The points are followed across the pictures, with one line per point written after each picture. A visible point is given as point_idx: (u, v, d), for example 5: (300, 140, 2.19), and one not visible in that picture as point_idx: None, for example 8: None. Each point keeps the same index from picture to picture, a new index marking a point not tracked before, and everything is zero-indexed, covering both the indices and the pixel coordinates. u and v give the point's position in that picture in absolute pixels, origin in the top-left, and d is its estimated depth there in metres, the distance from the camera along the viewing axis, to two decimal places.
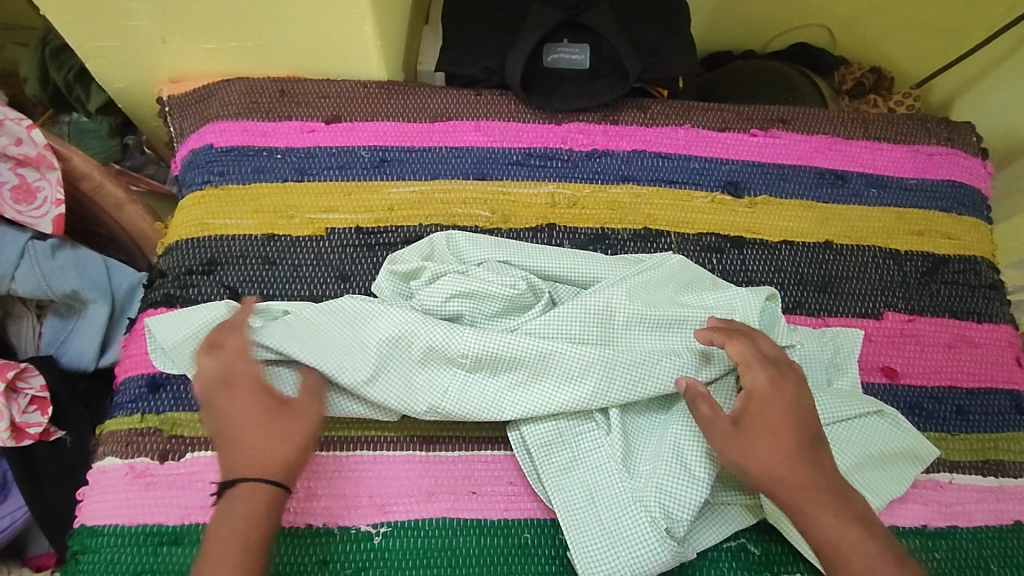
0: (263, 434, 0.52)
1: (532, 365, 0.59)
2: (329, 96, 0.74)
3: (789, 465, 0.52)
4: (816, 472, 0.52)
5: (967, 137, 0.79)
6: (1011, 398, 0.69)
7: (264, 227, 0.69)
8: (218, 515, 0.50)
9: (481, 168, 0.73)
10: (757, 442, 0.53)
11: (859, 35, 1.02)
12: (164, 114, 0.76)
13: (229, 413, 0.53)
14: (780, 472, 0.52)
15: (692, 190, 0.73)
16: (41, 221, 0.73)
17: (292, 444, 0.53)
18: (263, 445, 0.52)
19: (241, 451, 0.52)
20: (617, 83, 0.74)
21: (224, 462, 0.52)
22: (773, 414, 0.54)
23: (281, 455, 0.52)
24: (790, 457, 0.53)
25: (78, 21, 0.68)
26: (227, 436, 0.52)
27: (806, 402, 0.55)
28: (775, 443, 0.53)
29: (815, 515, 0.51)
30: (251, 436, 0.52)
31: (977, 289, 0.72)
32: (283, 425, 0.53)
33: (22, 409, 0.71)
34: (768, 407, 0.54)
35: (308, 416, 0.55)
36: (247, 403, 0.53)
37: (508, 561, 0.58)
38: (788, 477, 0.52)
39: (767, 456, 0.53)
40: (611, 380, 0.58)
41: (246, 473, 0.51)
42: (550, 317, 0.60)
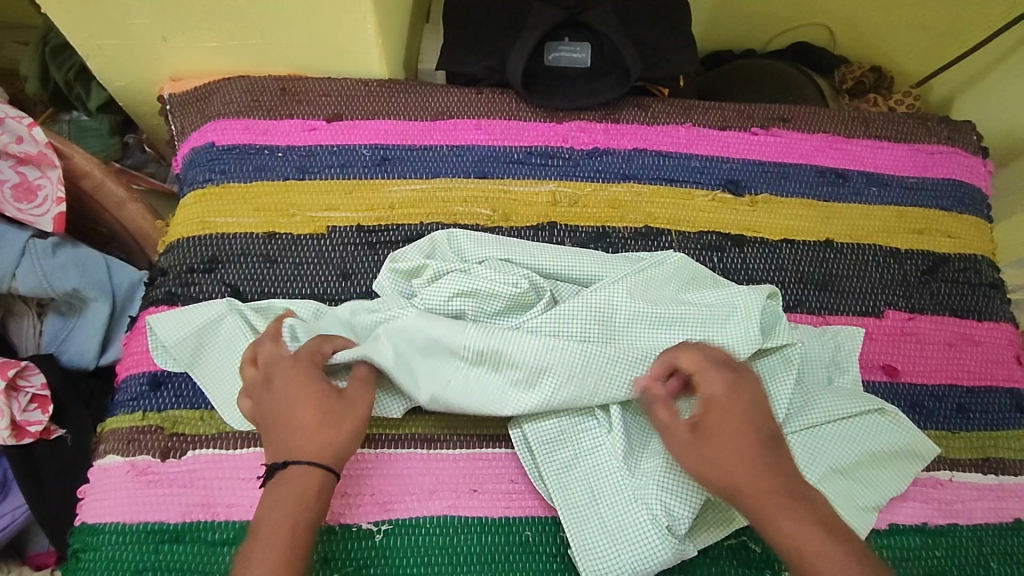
0: (314, 418, 0.53)
1: (534, 360, 0.58)
2: (330, 95, 0.74)
3: (749, 468, 0.51)
4: (773, 475, 0.51)
5: (967, 135, 0.79)
6: (1011, 396, 0.69)
7: (265, 225, 0.69)
8: (267, 498, 0.51)
9: (482, 166, 0.73)
10: (716, 447, 0.52)
11: (860, 34, 1.03)
12: (165, 112, 0.76)
13: (278, 401, 0.54)
14: (742, 477, 0.51)
15: (692, 188, 0.73)
16: (42, 220, 0.73)
17: (342, 429, 0.53)
18: (312, 430, 0.53)
19: (290, 437, 0.53)
20: (618, 82, 0.74)
21: (275, 446, 0.53)
22: (730, 421, 0.53)
23: (332, 440, 0.53)
24: (751, 461, 0.51)
25: (79, 20, 0.68)
26: (276, 423, 0.53)
27: (761, 405, 0.54)
28: (736, 448, 0.52)
29: (776, 522, 0.49)
30: (299, 422, 0.53)
31: (977, 287, 0.72)
32: (332, 411, 0.54)
33: (23, 408, 0.71)
34: (727, 412, 0.53)
35: (358, 403, 0.55)
36: (297, 390, 0.54)
37: (509, 559, 0.58)
38: (748, 482, 0.51)
39: (727, 460, 0.51)
40: (613, 377, 0.58)
41: (296, 456, 0.52)
42: (554, 315, 0.60)
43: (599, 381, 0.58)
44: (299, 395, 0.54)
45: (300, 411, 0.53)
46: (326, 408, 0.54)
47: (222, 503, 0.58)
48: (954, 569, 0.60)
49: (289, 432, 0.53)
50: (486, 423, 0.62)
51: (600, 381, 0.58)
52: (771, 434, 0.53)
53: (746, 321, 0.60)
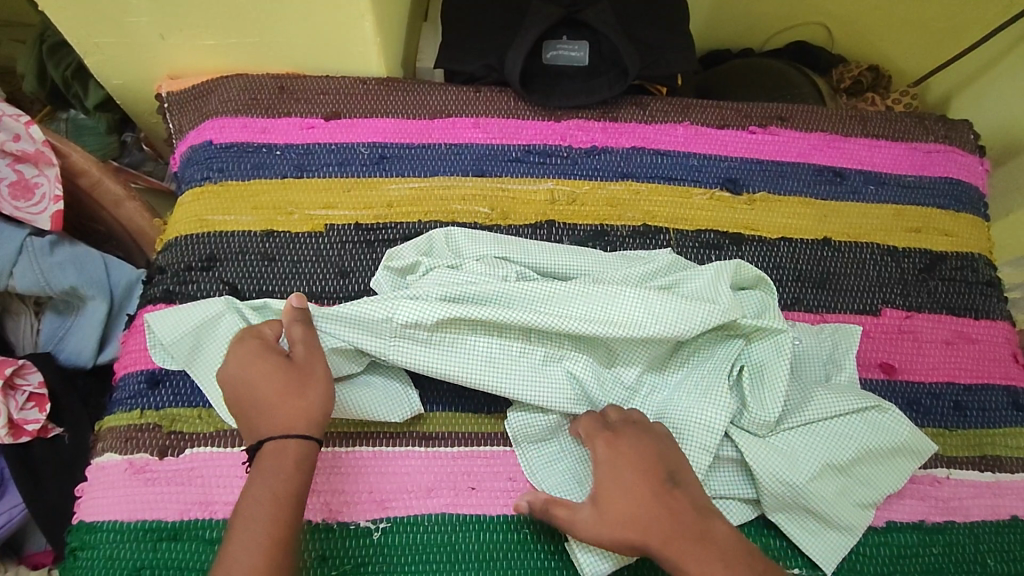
0: (280, 392, 0.52)
1: (495, 296, 0.60)
2: (329, 92, 0.74)
3: (647, 521, 0.51)
4: (672, 523, 0.51)
5: (964, 134, 0.79)
6: (1008, 394, 0.69)
7: (264, 223, 0.69)
8: (252, 480, 0.49)
9: (481, 165, 0.73)
10: (613, 515, 0.52)
11: (858, 34, 1.03)
12: (164, 110, 0.76)
13: (240, 380, 0.53)
14: (643, 535, 0.51)
15: (691, 187, 0.74)
16: (40, 218, 0.73)
17: (311, 397, 0.53)
18: (278, 403, 0.52)
19: (259, 413, 0.52)
20: (617, 81, 0.74)
21: (252, 428, 0.52)
22: (616, 479, 0.53)
23: (301, 410, 0.52)
24: (648, 514, 0.51)
25: (77, 18, 0.68)
26: (243, 401, 0.53)
27: (646, 450, 0.54)
28: (631, 507, 0.52)
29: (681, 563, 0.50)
30: (263, 397, 0.52)
31: (974, 285, 0.73)
32: (291, 380, 0.53)
33: (21, 406, 0.71)
34: (610, 476, 0.53)
35: (315, 370, 0.54)
36: (254, 367, 0.53)
37: (507, 557, 0.58)
38: (648, 538, 0.51)
39: (625, 522, 0.51)
40: (578, 306, 0.60)
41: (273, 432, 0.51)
42: (524, 289, 0.60)
43: (567, 317, 0.59)
44: (257, 371, 0.53)
45: (262, 385, 0.53)
46: (285, 378, 0.53)
47: (221, 501, 0.58)
48: (951, 566, 0.61)
49: (256, 410, 0.52)
50: (486, 421, 0.62)
51: (565, 315, 0.59)
52: (662, 478, 0.53)
53: (715, 281, 0.62)
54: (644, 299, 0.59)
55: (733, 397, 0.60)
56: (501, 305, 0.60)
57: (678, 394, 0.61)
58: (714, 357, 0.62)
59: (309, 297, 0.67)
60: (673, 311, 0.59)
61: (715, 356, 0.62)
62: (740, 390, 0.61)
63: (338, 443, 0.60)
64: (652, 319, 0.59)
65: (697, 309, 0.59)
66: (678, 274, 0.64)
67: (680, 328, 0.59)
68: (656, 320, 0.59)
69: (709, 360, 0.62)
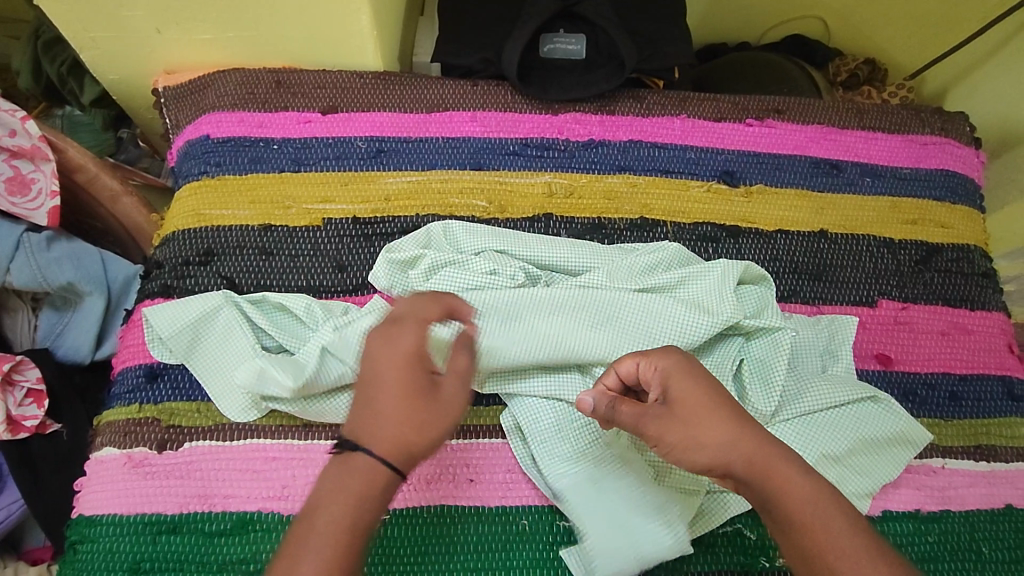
0: (400, 412, 0.46)
1: (507, 302, 0.61)
2: (325, 87, 0.74)
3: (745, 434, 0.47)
4: (764, 442, 0.47)
5: (961, 127, 0.79)
6: (1003, 384, 0.69)
7: (261, 217, 0.69)
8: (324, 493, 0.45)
9: (478, 158, 0.73)
10: (698, 423, 0.47)
11: (854, 28, 1.03)
12: (159, 105, 0.76)
13: (368, 378, 0.47)
14: (735, 449, 0.47)
15: (688, 179, 0.74)
16: (36, 213, 0.73)
17: (428, 437, 0.46)
18: (399, 424, 0.46)
19: (370, 420, 0.46)
20: (614, 73, 0.74)
21: (354, 424, 0.47)
22: (695, 392, 0.48)
23: (409, 451, 0.46)
24: (740, 432, 0.47)
25: (72, 12, 0.68)
26: (360, 398, 0.47)
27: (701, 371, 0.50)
28: (721, 421, 0.47)
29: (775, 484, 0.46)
30: (382, 410, 0.46)
31: (970, 276, 0.73)
32: (419, 412, 0.46)
33: (19, 402, 0.71)
34: (686, 383, 0.49)
35: (452, 414, 0.47)
36: (391, 369, 0.47)
37: (506, 548, 0.58)
38: (739, 451, 0.47)
39: (716, 436, 0.47)
40: (586, 323, 0.60)
41: (371, 447, 0.45)
42: (538, 301, 0.61)
43: (574, 329, 0.60)
44: (393, 375, 0.47)
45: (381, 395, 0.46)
46: (415, 407, 0.46)
47: (219, 494, 0.58)
48: (947, 555, 0.61)
49: (368, 410, 0.46)
50: (481, 415, 0.62)
51: (575, 328, 0.60)
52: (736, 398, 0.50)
53: (720, 284, 0.62)
54: (646, 308, 0.61)
55: (733, 387, 0.60)
56: (511, 316, 0.61)
57: None
58: (714, 353, 0.62)
59: (308, 291, 0.67)
60: (674, 322, 0.60)
61: (717, 352, 0.62)
62: (740, 381, 0.61)
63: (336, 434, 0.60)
64: (651, 330, 0.60)
65: (698, 325, 0.59)
66: (682, 271, 0.63)
67: (684, 340, 0.60)
68: (658, 328, 0.60)
69: (713, 353, 0.62)
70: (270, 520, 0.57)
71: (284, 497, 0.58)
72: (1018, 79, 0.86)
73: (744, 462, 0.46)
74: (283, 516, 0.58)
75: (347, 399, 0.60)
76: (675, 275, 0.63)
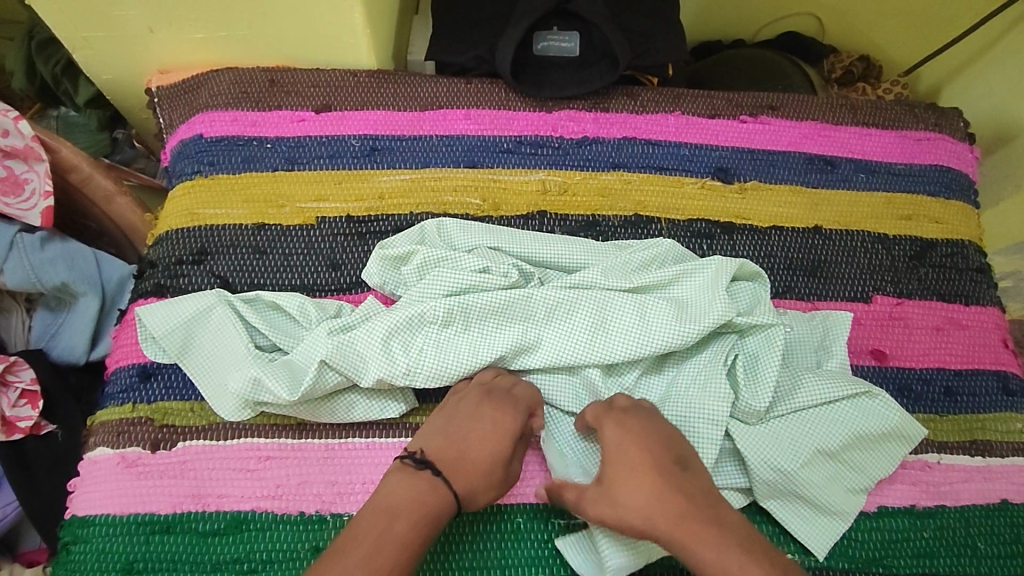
0: (484, 459, 0.54)
1: (502, 306, 0.60)
2: (319, 85, 0.74)
3: (659, 502, 0.50)
4: (681, 514, 0.50)
5: (954, 122, 0.79)
6: (998, 379, 0.69)
7: (254, 216, 0.69)
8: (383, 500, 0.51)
9: (472, 156, 0.73)
10: (621, 495, 0.52)
11: (849, 24, 1.03)
12: (153, 105, 0.76)
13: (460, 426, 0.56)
14: (651, 524, 0.50)
15: (682, 176, 0.74)
16: (30, 213, 0.73)
17: (490, 491, 0.54)
18: (482, 472, 0.54)
19: (461, 456, 0.54)
20: (607, 71, 0.73)
21: (436, 453, 0.54)
22: (623, 464, 0.53)
23: (474, 500, 0.53)
24: (657, 503, 0.51)
25: (63, 12, 0.67)
26: (453, 435, 0.55)
27: (653, 436, 0.54)
28: (637, 494, 0.51)
29: (694, 548, 0.48)
30: (474, 456, 0.54)
31: (964, 272, 0.73)
32: (497, 477, 0.55)
33: (13, 403, 0.71)
34: (617, 458, 0.53)
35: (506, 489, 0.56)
36: (495, 427, 0.55)
37: (501, 546, 0.58)
38: (656, 525, 0.50)
39: (635, 509, 0.51)
40: (579, 326, 0.60)
41: (453, 479, 0.53)
42: (531, 303, 0.60)
43: (564, 333, 0.60)
44: (498, 435, 0.55)
45: (476, 445, 0.55)
46: (497, 470, 0.55)
47: (213, 494, 0.58)
48: (943, 550, 0.61)
49: (461, 450, 0.54)
50: None
51: (568, 331, 0.60)
52: (676, 457, 0.53)
53: (712, 284, 0.61)
54: (639, 307, 0.60)
55: (727, 383, 0.60)
56: (505, 320, 0.60)
57: (675, 387, 0.61)
58: (706, 349, 0.62)
59: (302, 290, 0.67)
60: (669, 322, 0.59)
61: (711, 350, 0.62)
62: (733, 378, 0.61)
63: (331, 433, 0.60)
64: (645, 329, 0.60)
65: (686, 327, 0.59)
66: (676, 268, 0.63)
67: (676, 341, 0.59)
68: (652, 328, 0.60)
69: (707, 351, 0.62)
70: (264, 520, 0.57)
71: (279, 495, 0.58)
72: (1013, 73, 0.86)
73: (658, 529, 0.50)
74: (278, 515, 0.57)
75: (342, 399, 0.60)
76: (670, 273, 0.62)
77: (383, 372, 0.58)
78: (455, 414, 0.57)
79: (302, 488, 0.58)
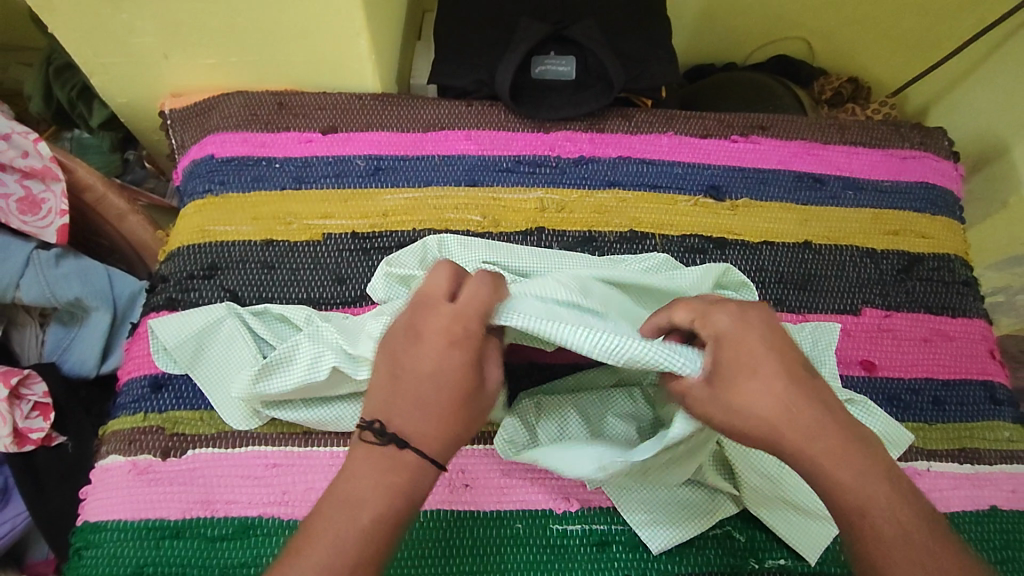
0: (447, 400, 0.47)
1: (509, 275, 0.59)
2: (326, 108, 0.77)
3: (792, 415, 0.45)
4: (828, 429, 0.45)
5: (939, 141, 0.82)
6: (985, 389, 0.71)
7: (263, 232, 0.72)
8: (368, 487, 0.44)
9: (473, 175, 0.76)
10: (752, 390, 0.46)
11: (838, 47, 1.07)
12: (167, 127, 0.79)
13: (415, 370, 0.48)
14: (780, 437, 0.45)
15: (675, 194, 0.76)
16: (46, 231, 0.76)
17: (466, 426, 0.48)
18: (441, 417, 0.47)
19: (418, 413, 0.47)
20: (602, 93, 0.77)
21: (392, 411, 0.47)
22: (754, 352, 0.47)
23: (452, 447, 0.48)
24: (797, 405, 0.46)
25: (84, 39, 0.71)
26: (401, 394, 0.48)
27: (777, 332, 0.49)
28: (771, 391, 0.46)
29: (832, 471, 0.44)
30: (435, 402, 0.47)
31: (950, 285, 0.75)
32: (468, 406, 0.48)
33: (26, 415, 0.73)
34: (748, 345, 0.48)
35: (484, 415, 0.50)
36: (446, 361, 0.48)
37: (500, 551, 0.59)
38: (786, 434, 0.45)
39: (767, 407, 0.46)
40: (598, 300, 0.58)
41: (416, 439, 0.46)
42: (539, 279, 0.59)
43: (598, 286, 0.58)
44: (460, 367, 0.48)
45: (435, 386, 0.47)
46: (467, 400, 0.48)
47: (221, 500, 0.60)
48: None
49: (414, 402, 0.47)
50: None
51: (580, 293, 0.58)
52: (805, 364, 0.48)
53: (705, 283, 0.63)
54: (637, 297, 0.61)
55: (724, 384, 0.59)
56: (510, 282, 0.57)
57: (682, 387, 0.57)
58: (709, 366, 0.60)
59: (308, 303, 0.69)
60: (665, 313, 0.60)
61: None
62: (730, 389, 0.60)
63: (336, 441, 0.62)
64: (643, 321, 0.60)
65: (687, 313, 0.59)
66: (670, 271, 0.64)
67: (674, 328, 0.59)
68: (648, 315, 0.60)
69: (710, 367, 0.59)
70: (270, 525, 0.59)
71: (285, 502, 0.60)
72: (996, 95, 0.89)
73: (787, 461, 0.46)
74: (284, 521, 0.59)
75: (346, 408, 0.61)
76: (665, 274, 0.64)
77: (376, 332, 0.58)
78: (404, 352, 0.49)
79: (306, 494, 0.60)
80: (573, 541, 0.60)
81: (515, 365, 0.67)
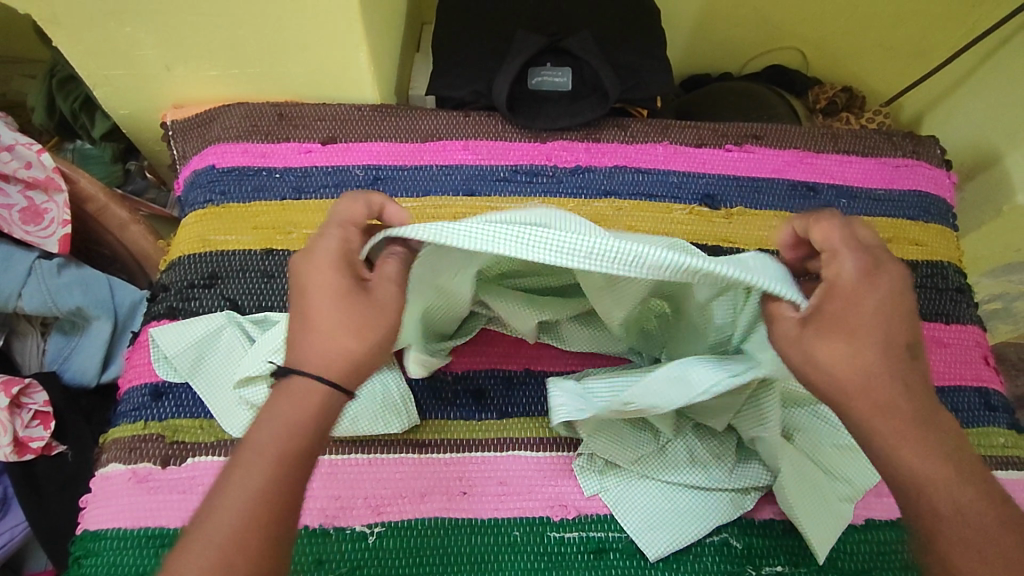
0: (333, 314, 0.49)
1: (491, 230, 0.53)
2: (325, 119, 0.78)
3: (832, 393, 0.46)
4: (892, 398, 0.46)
5: (932, 150, 0.83)
6: (980, 395, 0.71)
7: (263, 242, 0.72)
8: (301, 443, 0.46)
9: (470, 184, 0.76)
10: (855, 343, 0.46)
11: (832, 57, 1.08)
12: (168, 138, 0.80)
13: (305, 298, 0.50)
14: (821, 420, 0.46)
15: (670, 203, 0.77)
16: (48, 241, 0.77)
17: (361, 337, 0.49)
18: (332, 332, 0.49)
19: (312, 341, 0.49)
20: (598, 104, 0.78)
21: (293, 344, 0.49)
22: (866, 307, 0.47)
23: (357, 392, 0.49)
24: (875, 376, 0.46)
25: (89, 52, 0.72)
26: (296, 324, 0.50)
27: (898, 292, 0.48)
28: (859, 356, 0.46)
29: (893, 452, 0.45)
30: (323, 319, 0.49)
31: (944, 292, 0.75)
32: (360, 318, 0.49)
33: (26, 424, 0.73)
34: (864, 299, 0.47)
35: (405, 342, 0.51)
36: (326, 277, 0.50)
37: (497, 558, 0.60)
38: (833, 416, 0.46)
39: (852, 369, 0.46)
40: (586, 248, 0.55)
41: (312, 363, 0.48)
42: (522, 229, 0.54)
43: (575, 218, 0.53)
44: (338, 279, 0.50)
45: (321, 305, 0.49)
46: (354, 308, 0.49)
47: None
48: None
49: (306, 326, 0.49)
50: (536, 426, 0.65)
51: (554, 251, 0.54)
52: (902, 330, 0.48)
53: None
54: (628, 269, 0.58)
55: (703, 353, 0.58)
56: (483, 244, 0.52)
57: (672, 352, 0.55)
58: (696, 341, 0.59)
59: None
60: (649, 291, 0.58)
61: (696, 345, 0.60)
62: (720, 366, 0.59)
63: (335, 450, 0.62)
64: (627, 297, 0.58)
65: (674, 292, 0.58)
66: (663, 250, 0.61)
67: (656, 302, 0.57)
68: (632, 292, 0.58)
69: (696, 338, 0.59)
70: None
71: None
72: (989, 104, 0.90)
73: None
74: None
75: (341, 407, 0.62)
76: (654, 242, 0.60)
77: None
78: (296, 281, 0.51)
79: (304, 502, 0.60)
80: (570, 549, 0.60)
81: (514, 372, 0.67)
